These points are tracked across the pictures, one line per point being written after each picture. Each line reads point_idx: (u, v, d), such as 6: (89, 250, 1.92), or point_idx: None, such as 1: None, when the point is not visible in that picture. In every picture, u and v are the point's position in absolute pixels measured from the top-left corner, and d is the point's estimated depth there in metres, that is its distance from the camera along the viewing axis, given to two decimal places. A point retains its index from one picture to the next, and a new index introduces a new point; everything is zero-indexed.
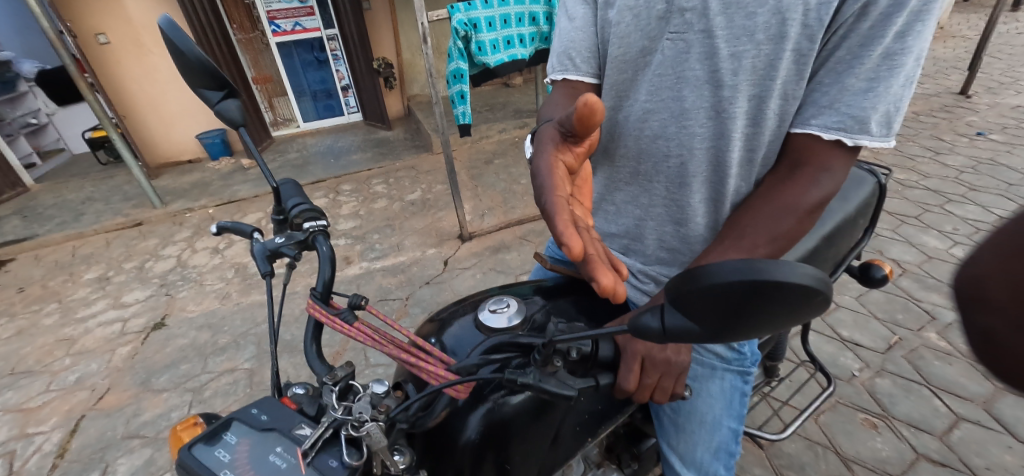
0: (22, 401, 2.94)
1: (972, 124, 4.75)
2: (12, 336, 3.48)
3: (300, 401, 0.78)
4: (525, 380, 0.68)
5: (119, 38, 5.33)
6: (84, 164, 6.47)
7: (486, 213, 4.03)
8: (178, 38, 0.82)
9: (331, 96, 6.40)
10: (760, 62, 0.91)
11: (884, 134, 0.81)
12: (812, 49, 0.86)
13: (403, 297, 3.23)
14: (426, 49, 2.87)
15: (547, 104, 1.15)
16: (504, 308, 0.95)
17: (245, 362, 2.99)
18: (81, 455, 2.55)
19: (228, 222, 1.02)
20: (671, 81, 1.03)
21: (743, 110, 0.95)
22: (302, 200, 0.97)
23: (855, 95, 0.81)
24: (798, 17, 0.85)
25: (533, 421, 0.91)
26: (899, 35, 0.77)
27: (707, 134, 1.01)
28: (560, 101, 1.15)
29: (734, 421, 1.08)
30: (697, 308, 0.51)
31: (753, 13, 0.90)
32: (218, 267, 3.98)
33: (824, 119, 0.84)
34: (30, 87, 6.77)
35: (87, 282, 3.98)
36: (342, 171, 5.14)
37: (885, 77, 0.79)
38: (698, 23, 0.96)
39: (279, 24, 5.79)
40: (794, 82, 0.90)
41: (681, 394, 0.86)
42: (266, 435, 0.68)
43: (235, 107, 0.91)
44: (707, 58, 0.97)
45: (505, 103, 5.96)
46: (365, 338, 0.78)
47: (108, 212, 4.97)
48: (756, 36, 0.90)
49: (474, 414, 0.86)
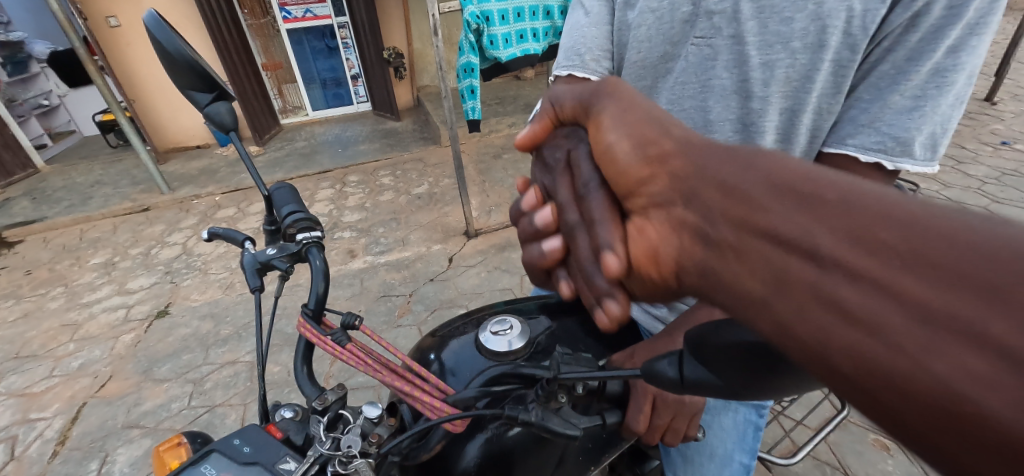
0: (26, 386, 2.95)
1: (997, 132, 4.61)
2: (19, 319, 3.50)
3: (288, 427, 0.72)
4: (526, 417, 0.64)
5: (128, 22, 5.27)
6: (94, 146, 6.50)
7: (493, 210, 3.96)
8: (163, 35, 0.78)
9: (340, 85, 6.33)
10: (796, 72, 0.86)
11: (927, 159, 0.76)
12: (854, 61, 0.80)
13: (407, 293, 3.19)
14: (437, 42, 2.76)
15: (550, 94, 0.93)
16: (506, 330, 0.89)
17: (247, 354, 2.97)
18: (82, 442, 2.56)
19: (220, 228, 0.97)
20: (695, 89, 0.97)
21: (773, 124, 0.91)
22: (297, 208, 0.92)
23: (898, 114, 0.75)
24: (840, 24, 0.80)
25: (534, 452, 0.84)
26: (952, 50, 0.71)
27: (731, 149, 0.97)
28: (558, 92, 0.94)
29: (746, 456, 1.03)
30: (726, 353, 0.46)
31: (790, 19, 0.85)
32: (223, 256, 3.96)
33: (862, 139, 0.79)
34: (42, 68, 6.75)
35: (93, 267, 3.99)
36: (349, 161, 5.10)
37: (933, 95, 0.73)
38: (726, 28, 0.90)
39: (290, 11, 5.70)
40: (830, 96, 0.85)
41: (691, 435, 0.82)
42: (247, 470, 0.62)
43: (225, 110, 0.85)
44: (736, 66, 0.91)
45: (515, 97, 5.87)
46: (357, 362, 0.73)
47: (116, 197, 4.96)
48: (791, 44, 0.85)
49: (472, 443, 0.81)
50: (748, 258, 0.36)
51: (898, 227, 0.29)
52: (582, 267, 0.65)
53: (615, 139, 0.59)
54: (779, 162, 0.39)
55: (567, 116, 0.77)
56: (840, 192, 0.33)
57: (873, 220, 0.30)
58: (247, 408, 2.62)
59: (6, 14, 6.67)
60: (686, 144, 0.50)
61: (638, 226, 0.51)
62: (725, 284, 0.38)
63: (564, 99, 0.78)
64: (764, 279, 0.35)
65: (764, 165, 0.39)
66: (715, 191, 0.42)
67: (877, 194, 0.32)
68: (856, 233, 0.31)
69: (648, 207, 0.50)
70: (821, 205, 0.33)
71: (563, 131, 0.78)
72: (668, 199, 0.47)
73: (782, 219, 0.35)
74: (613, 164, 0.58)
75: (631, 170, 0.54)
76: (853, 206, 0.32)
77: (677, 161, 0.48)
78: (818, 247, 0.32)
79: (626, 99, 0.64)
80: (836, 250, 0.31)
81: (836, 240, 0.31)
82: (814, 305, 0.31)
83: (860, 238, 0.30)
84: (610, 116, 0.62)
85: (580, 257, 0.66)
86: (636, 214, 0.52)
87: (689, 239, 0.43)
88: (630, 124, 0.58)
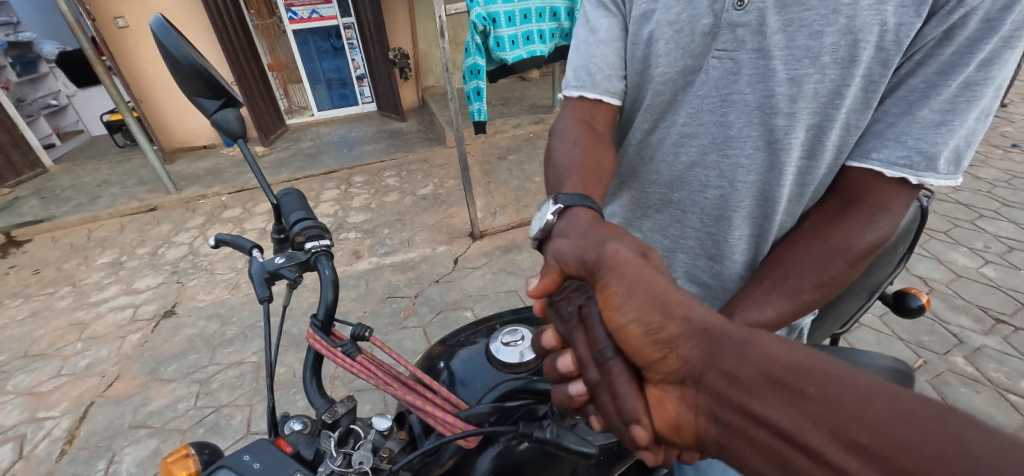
0: (34, 385, 2.97)
1: (1007, 135, 4.55)
2: (26, 317, 3.52)
3: (297, 441, 0.71)
4: (541, 434, 0.64)
5: (136, 23, 5.30)
6: (101, 146, 6.53)
7: (498, 211, 3.96)
8: (170, 42, 0.77)
9: (345, 85, 6.33)
10: (825, 88, 0.83)
11: (952, 173, 0.78)
12: (885, 76, 0.79)
13: (412, 295, 3.19)
14: (444, 43, 2.74)
15: (557, 134, 1.04)
16: (518, 341, 0.87)
17: (253, 354, 2.98)
18: (89, 442, 2.57)
19: (227, 235, 0.96)
20: (714, 104, 0.93)
21: (799, 141, 0.89)
22: (304, 215, 0.91)
23: (925, 129, 0.77)
24: (873, 39, 0.78)
25: (544, 466, 0.82)
26: (984, 64, 0.72)
27: (754, 166, 0.95)
28: (571, 129, 1.02)
29: None
30: None
31: (819, 32, 0.81)
32: (229, 256, 3.97)
33: (887, 153, 0.80)
34: (51, 68, 6.79)
35: (100, 266, 4.01)
36: (354, 162, 5.10)
37: (963, 109, 0.74)
38: (751, 41, 0.86)
39: (296, 12, 5.72)
40: (859, 111, 0.84)
41: None
42: None
43: (232, 117, 0.85)
44: (760, 81, 0.88)
45: (520, 98, 5.86)
46: (367, 374, 0.72)
47: (123, 196, 4.98)
48: (820, 59, 0.82)
49: (483, 457, 0.79)
50: (751, 437, 0.44)
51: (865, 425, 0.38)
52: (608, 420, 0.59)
53: (628, 320, 0.55)
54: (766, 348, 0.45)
55: (574, 272, 0.68)
56: (823, 383, 0.41)
57: (850, 426, 0.38)
58: (253, 409, 2.62)
59: (15, 14, 6.72)
60: (685, 320, 0.51)
61: (654, 398, 0.53)
62: (735, 456, 0.46)
63: (566, 253, 0.70)
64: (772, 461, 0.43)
65: (735, 339, 0.47)
66: (716, 374, 0.47)
67: (853, 389, 0.40)
68: (834, 429, 0.39)
69: (662, 383, 0.52)
70: (807, 402, 0.41)
71: (570, 284, 0.68)
72: (680, 379, 0.50)
73: (775, 411, 0.42)
74: (629, 345, 0.55)
75: (642, 350, 0.53)
76: (834, 404, 0.40)
77: (682, 341, 0.50)
78: (813, 445, 0.40)
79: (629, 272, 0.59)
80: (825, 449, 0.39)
81: (828, 443, 0.39)
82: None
83: (840, 436, 0.39)
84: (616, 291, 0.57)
85: (607, 413, 0.59)
86: (651, 385, 0.53)
87: (702, 415, 0.48)
88: (637, 302, 0.55)
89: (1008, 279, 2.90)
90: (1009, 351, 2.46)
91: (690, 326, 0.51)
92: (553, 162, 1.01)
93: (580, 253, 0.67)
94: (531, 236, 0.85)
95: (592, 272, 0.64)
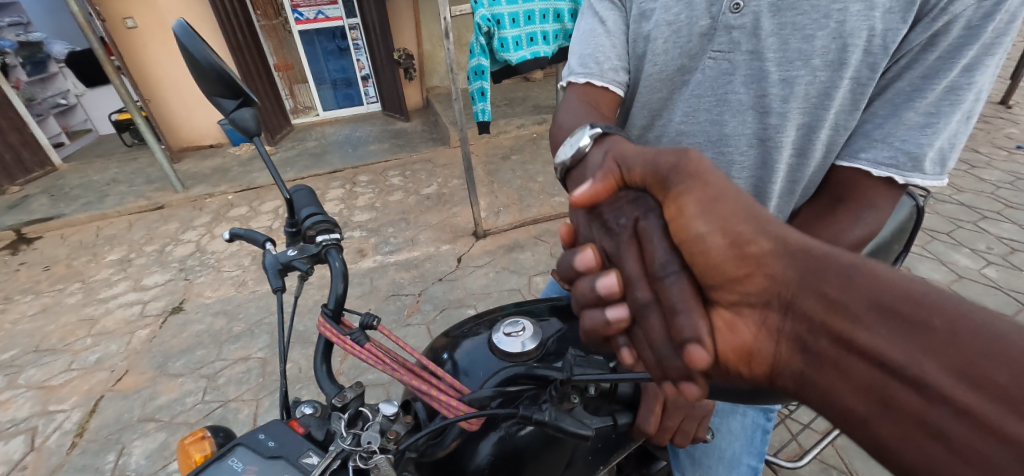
0: (45, 379, 3.02)
1: (1011, 137, 4.55)
2: (37, 313, 3.58)
3: (309, 423, 0.75)
4: (541, 417, 0.67)
5: (145, 24, 5.37)
6: (110, 145, 6.61)
7: (501, 210, 3.99)
8: (192, 45, 0.81)
9: (350, 85, 6.39)
10: (815, 89, 0.87)
11: (937, 173, 0.81)
12: (873, 79, 0.83)
13: (416, 293, 3.23)
14: (448, 44, 2.77)
15: (564, 111, 1.03)
16: (519, 332, 0.91)
17: (259, 350, 3.02)
18: (99, 435, 2.62)
19: (241, 229, 1.00)
20: (711, 103, 0.97)
21: (790, 140, 0.92)
22: (315, 210, 0.95)
23: (911, 130, 0.80)
24: (861, 43, 0.81)
25: (544, 452, 0.86)
26: (966, 69, 0.75)
27: (748, 163, 0.99)
28: (578, 108, 1.02)
29: (754, 459, 1.07)
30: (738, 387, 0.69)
31: (811, 36, 0.84)
32: (235, 254, 4.02)
33: (874, 154, 0.83)
34: (60, 68, 6.87)
35: (109, 263, 4.07)
36: (358, 161, 5.15)
37: (947, 112, 0.78)
38: (746, 43, 0.89)
39: (302, 12, 5.78)
40: (848, 112, 0.88)
41: (701, 437, 0.85)
42: (273, 464, 0.65)
43: (249, 116, 0.88)
44: (754, 82, 0.91)
45: (524, 98, 5.90)
46: (375, 361, 0.76)
47: (131, 194, 5.04)
48: (812, 61, 0.85)
49: (485, 442, 0.83)
50: (850, 370, 0.41)
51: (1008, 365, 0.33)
52: (651, 345, 0.56)
53: (706, 230, 0.51)
54: (878, 273, 0.41)
55: (636, 179, 0.61)
56: (947, 317, 0.37)
57: (972, 359, 0.34)
58: (260, 403, 2.67)
59: (26, 14, 6.82)
60: (778, 240, 0.47)
61: (724, 319, 0.49)
62: (826, 394, 0.43)
63: (632, 159, 0.63)
64: (867, 392, 0.39)
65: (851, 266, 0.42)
66: (817, 300, 0.43)
67: (975, 319, 0.36)
68: (964, 370, 0.35)
69: (734, 305, 0.50)
70: (919, 331, 0.37)
71: (628, 194, 0.63)
72: (764, 301, 0.48)
73: (883, 338, 0.39)
74: (703, 260, 0.51)
75: (722, 262, 0.49)
76: (958, 336, 0.36)
77: (773, 259, 0.47)
78: (929, 383, 0.36)
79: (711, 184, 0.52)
80: (943, 383, 0.35)
81: (946, 376, 0.35)
82: (909, 422, 0.37)
83: (968, 376, 0.34)
84: (690, 202, 0.52)
85: (651, 342, 0.56)
86: (724, 305, 0.48)
87: None
88: (720, 212, 0.50)
89: (1010, 280, 2.91)
90: None
91: (786, 247, 0.46)
92: (561, 127, 1.01)
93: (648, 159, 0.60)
94: (561, 161, 0.83)
95: (656, 182, 0.58)
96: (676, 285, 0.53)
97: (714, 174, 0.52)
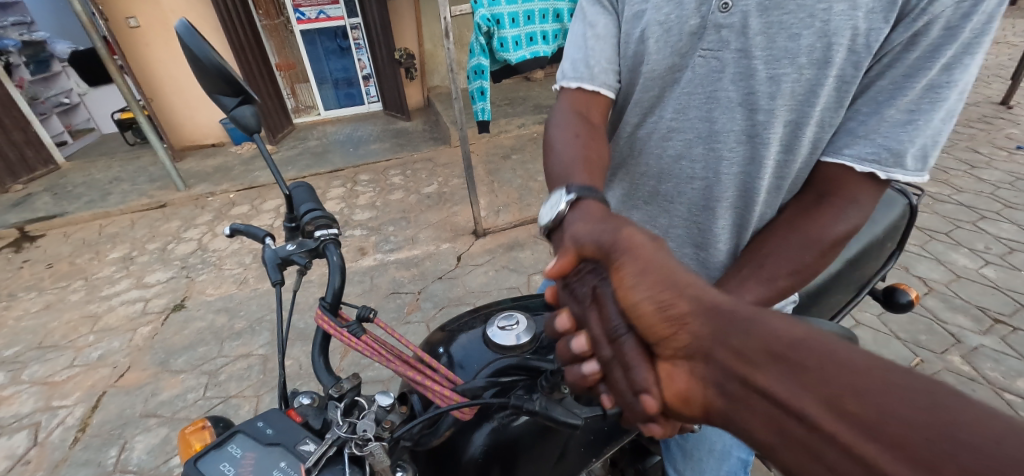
0: (48, 374, 3.05)
1: (1011, 137, 4.55)
2: (41, 310, 3.61)
3: (306, 412, 0.77)
4: (531, 406, 0.69)
5: (148, 23, 5.41)
6: (113, 144, 6.65)
7: (501, 209, 4.01)
8: (195, 44, 0.83)
9: (352, 85, 6.42)
10: (801, 87, 0.88)
11: (918, 169, 0.83)
12: (857, 77, 0.85)
13: (415, 291, 3.25)
14: (449, 44, 2.78)
15: (556, 124, 1.07)
16: (513, 325, 0.93)
17: (260, 347, 3.05)
18: (102, 430, 2.64)
19: (242, 225, 1.01)
20: (700, 100, 0.98)
21: (778, 137, 0.94)
22: (314, 206, 0.97)
23: (893, 127, 0.82)
24: (846, 41, 0.83)
25: (538, 442, 0.88)
26: (946, 67, 0.77)
27: (737, 160, 1.00)
28: (569, 120, 1.05)
29: (744, 451, 1.09)
30: None
31: (797, 35, 0.86)
32: (237, 252, 4.05)
33: (858, 149, 0.85)
34: (63, 67, 6.92)
35: (111, 261, 4.10)
36: (359, 160, 5.17)
37: (927, 109, 0.80)
38: (734, 41, 0.91)
39: (304, 12, 5.83)
40: (833, 110, 0.89)
41: (689, 427, 0.86)
42: (271, 451, 0.67)
43: (249, 113, 0.91)
44: (742, 79, 0.92)
45: (524, 98, 5.91)
46: (371, 352, 0.78)
47: (133, 193, 5.07)
48: (798, 59, 0.86)
49: (479, 432, 0.85)
50: (756, 412, 0.43)
51: (870, 403, 0.37)
52: (618, 393, 0.60)
53: (640, 295, 0.54)
54: (771, 325, 0.45)
55: (589, 254, 0.67)
56: (820, 357, 0.41)
57: (847, 395, 0.38)
58: (260, 399, 2.69)
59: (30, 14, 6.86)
60: (694, 298, 0.51)
61: (664, 372, 0.52)
62: (744, 433, 0.45)
63: (584, 235, 0.69)
64: (772, 435, 0.42)
65: (750, 320, 0.46)
66: (724, 350, 0.46)
67: (853, 361, 0.39)
68: (841, 406, 0.38)
69: (673, 358, 0.51)
70: (808, 374, 0.40)
71: (585, 264, 0.67)
72: (689, 353, 0.49)
73: (778, 382, 0.42)
74: (640, 321, 0.54)
75: (653, 324, 0.52)
76: (836, 376, 0.39)
77: (692, 317, 0.50)
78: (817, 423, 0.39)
79: (644, 253, 0.58)
80: (824, 422, 0.38)
81: (827, 414, 0.38)
82: (813, 465, 0.39)
83: (839, 408, 0.38)
84: (629, 271, 0.57)
85: (618, 390, 0.60)
86: (662, 360, 0.52)
87: (711, 392, 0.48)
88: (650, 279, 0.55)
89: (1009, 281, 2.91)
90: (1007, 351, 2.48)
91: (700, 303, 0.50)
92: (554, 152, 1.03)
93: (598, 236, 0.67)
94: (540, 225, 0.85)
95: (606, 254, 0.63)
96: (630, 344, 0.57)
97: (649, 249, 0.58)
